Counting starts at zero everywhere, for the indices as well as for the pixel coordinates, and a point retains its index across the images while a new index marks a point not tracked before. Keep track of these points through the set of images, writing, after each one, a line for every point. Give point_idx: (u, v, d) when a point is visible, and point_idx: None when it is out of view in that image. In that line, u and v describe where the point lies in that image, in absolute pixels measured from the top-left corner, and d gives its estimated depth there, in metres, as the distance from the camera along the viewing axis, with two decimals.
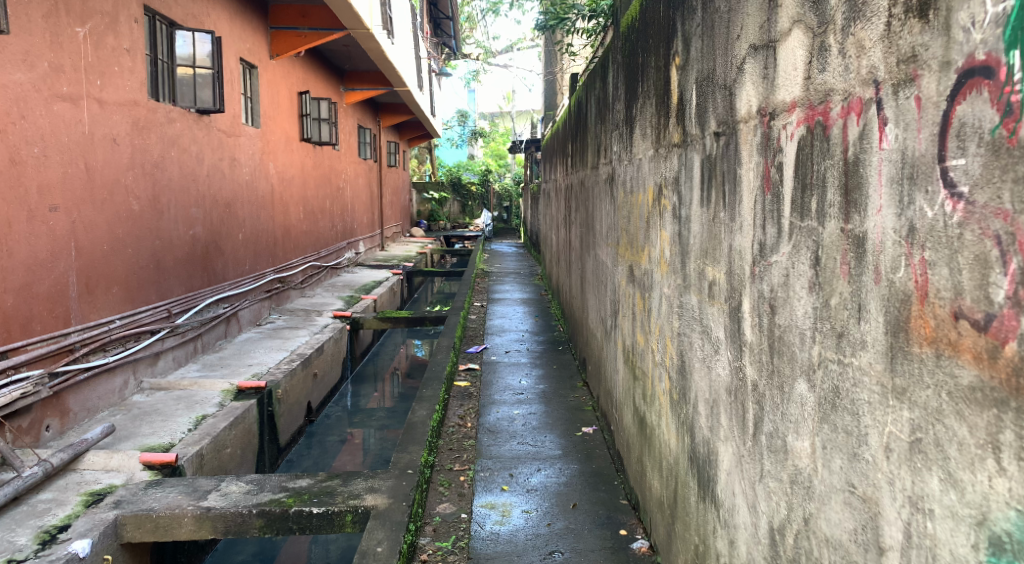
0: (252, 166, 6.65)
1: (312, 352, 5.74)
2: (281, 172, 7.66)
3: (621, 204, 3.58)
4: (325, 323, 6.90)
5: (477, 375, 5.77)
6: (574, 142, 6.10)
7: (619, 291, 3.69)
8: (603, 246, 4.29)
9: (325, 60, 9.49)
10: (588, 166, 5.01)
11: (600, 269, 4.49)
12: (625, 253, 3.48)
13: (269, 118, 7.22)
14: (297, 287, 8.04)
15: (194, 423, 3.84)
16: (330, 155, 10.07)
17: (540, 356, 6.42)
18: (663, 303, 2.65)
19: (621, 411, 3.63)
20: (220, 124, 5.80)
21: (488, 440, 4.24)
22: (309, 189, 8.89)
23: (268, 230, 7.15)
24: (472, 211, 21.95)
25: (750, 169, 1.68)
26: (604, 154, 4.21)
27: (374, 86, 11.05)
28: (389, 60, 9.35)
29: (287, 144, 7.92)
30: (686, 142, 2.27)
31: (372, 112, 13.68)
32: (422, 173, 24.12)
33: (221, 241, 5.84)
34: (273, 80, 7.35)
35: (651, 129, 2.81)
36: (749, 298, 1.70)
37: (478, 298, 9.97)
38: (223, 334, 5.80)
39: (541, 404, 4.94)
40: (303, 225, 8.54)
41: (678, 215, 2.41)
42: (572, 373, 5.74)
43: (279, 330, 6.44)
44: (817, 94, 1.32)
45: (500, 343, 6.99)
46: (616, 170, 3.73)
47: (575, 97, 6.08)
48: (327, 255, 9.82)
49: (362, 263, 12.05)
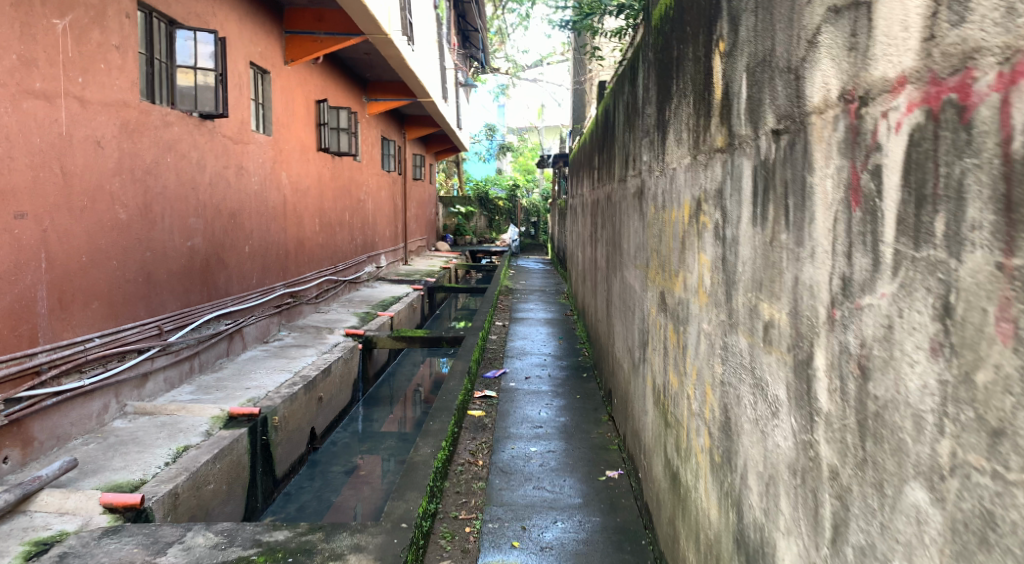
0: (262, 176, 6.38)
1: (318, 374, 5.36)
2: (295, 183, 7.38)
3: (652, 217, 3.14)
4: (336, 342, 6.54)
5: (493, 404, 5.33)
6: (601, 152, 5.69)
7: (648, 319, 3.25)
8: (632, 264, 3.85)
9: (345, 69, 9.25)
10: (616, 177, 4.59)
11: (628, 291, 4.04)
12: (655, 278, 3.04)
13: (282, 126, 6.96)
14: (309, 303, 7.72)
15: (173, 455, 3.46)
16: (350, 166, 9.81)
17: (562, 384, 5.97)
18: (701, 342, 2.20)
19: (651, 459, 3.17)
20: (226, 132, 5.53)
21: (500, 483, 3.80)
22: (326, 201, 8.61)
23: (279, 243, 6.85)
24: (500, 227, 21.62)
25: (828, 177, 1.23)
26: (633, 163, 3.78)
27: (397, 97, 10.83)
28: (410, 69, 9.09)
29: (303, 154, 7.66)
30: (733, 145, 1.84)
31: (397, 125, 13.47)
32: (450, 188, 23.91)
33: (224, 254, 5.55)
34: (287, 87, 7.10)
35: (687, 131, 2.39)
36: (826, 352, 1.25)
37: (501, 318, 9.55)
38: (224, 352, 5.49)
39: (561, 441, 4.47)
40: (318, 239, 8.26)
41: (722, 235, 1.97)
42: (596, 405, 5.27)
43: (286, 349, 6.10)
44: (945, 61, 0.87)
45: (521, 368, 6.55)
46: (646, 180, 3.30)
47: (602, 102, 5.68)
48: (345, 270, 9.52)
49: (382, 277, 11.75)
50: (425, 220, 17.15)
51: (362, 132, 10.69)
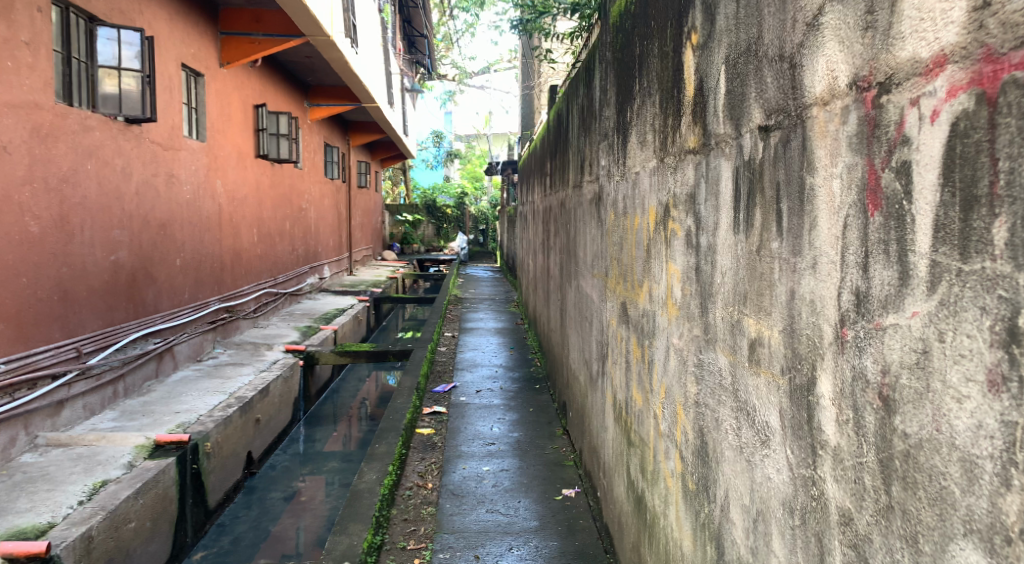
0: (195, 184, 5.99)
1: (255, 394, 5.02)
2: (231, 191, 6.99)
3: (611, 229, 2.99)
4: (275, 358, 6.19)
5: (442, 421, 5.09)
6: (553, 160, 5.55)
7: (608, 332, 3.09)
8: (587, 277, 3.70)
9: (285, 72, 8.89)
10: (570, 184, 4.44)
11: (583, 304, 3.89)
12: (616, 290, 2.89)
13: (218, 131, 6.58)
14: (246, 317, 7.32)
15: (89, 493, 3.08)
16: (290, 173, 9.42)
17: (514, 397, 5.78)
18: (671, 360, 2.04)
19: (610, 479, 2.99)
20: (154, 137, 5.14)
21: (451, 508, 3.57)
22: (265, 209, 8.21)
23: (214, 254, 6.45)
24: (447, 234, 21.31)
25: (835, 178, 1.07)
26: (589, 171, 3.64)
27: (341, 102, 10.50)
28: (354, 73, 8.79)
29: (240, 161, 7.27)
30: (710, 147, 1.69)
31: (341, 130, 13.09)
32: (396, 195, 23.50)
33: (153, 267, 5.15)
34: (223, 91, 6.72)
35: (653, 135, 2.24)
36: (832, 378, 1.09)
37: (449, 328, 9.31)
38: (152, 373, 5.08)
39: (515, 458, 4.27)
40: (257, 249, 7.86)
41: (695, 243, 1.81)
42: (550, 418, 5.09)
43: (220, 368, 5.71)
44: (1008, 32, 0.73)
45: (471, 381, 6.32)
46: (604, 189, 3.15)
47: (554, 109, 5.55)
48: (286, 281, 9.11)
49: (326, 288, 11.33)
50: (371, 227, 16.74)
51: (304, 137, 10.31)
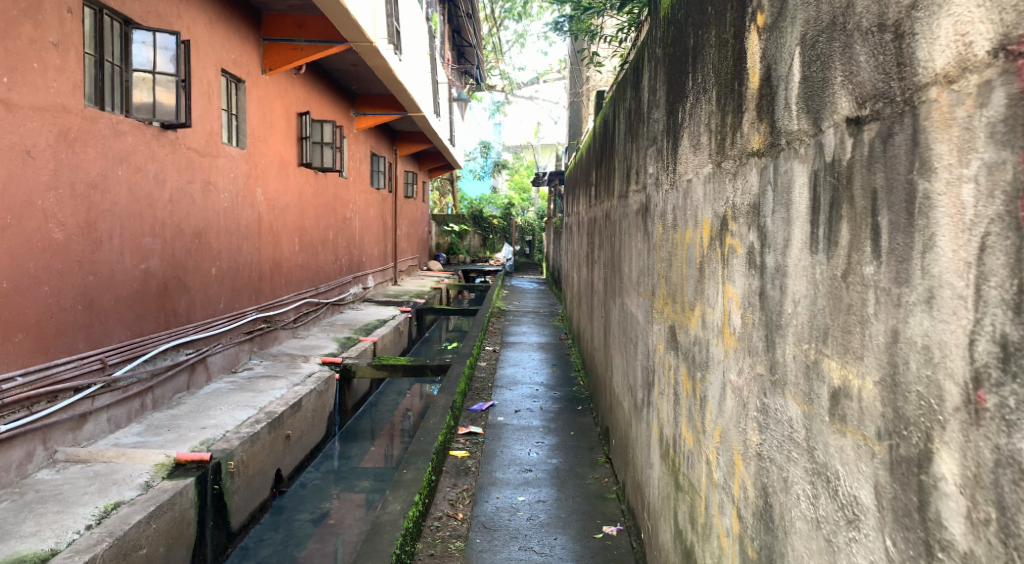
0: (233, 192, 5.94)
1: (285, 410, 4.89)
2: (272, 199, 6.94)
3: (658, 243, 2.70)
4: (310, 371, 6.07)
5: (478, 443, 4.84)
6: (598, 169, 5.28)
7: (654, 357, 2.79)
8: (632, 294, 3.41)
9: (331, 81, 8.88)
10: (615, 194, 4.16)
11: (628, 324, 3.59)
12: (664, 312, 2.60)
13: (259, 139, 6.54)
14: (285, 327, 7.25)
15: (99, 516, 2.96)
16: (334, 182, 9.39)
17: (555, 418, 5.49)
18: (726, 400, 1.74)
19: (656, 523, 2.69)
20: (191, 144, 5.10)
21: (481, 544, 3.30)
22: (307, 218, 8.17)
23: (252, 263, 6.39)
24: (494, 245, 21.14)
25: (968, 185, 0.78)
26: (635, 180, 3.36)
27: (386, 111, 10.46)
28: (399, 81, 8.71)
29: (282, 169, 7.23)
30: (779, 148, 1.40)
31: (388, 140, 13.10)
32: (443, 205, 23.48)
33: (187, 276, 5.09)
34: (264, 99, 6.69)
35: (707, 137, 1.96)
36: (960, 460, 0.78)
37: (492, 341, 9.08)
38: (184, 384, 5.00)
39: (553, 489, 3.98)
40: (298, 259, 7.81)
41: (759, 262, 1.52)
42: (591, 444, 4.79)
43: (254, 380, 5.61)
44: None
45: (511, 400, 6.06)
46: (651, 199, 2.87)
47: (600, 115, 5.29)
48: (328, 292, 9.05)
49: (369, 298, 11.27)
50: (417, 237, 16.70)
51: (349, 147, 10.30)
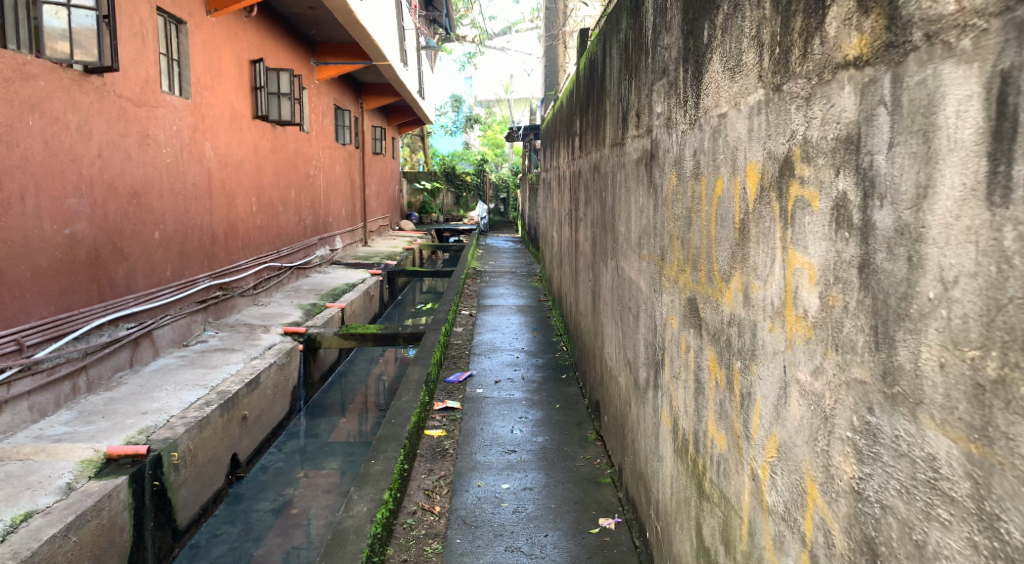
0: (177, 147, 5.31)
1: (241, 388, 4.40)
2: (223, 155, 6.31)
3: (671, 196, 2.23)
4: (270, 343, 5.55)
5: (456, 420, 4.40)
6: (583, 116, 4.77)
7: (664, 331, 2.35)
8: (631, 256, 2.96)
9: (287, 25, 8.16)
10: (607, 142, 3.68)
11: (625, 290, 3.14)
12: (679, 281, 2.15)
13: (205, 87, 5.87)
14: (244, 294, 6.70)
15: (3, 531, 2.47)
16: (295, 137, 8.72)
17: (538, 389, 5.08)
18: (791, 405, 1.31)
19: (668, 526, 2.29)
20: (123, 92, 4.45)
21: (462, 544, 2.89)
22: (265, 176, 7.54)
23: (203, 226, 5.80)
24: (467, 203, 20.50)
25: None
26: (635, 123, 2.88)
27: (350, 59, 9.74)
28: (362, 25, 7.99)
29: (234, 121, 6.58)
30: (906, 51, 0.93)
31: (353, 92, 12.35)
32: (414, 162, 22.68)
33: (124, 241, 4.50)
34: (211, 43, 5.99)
35: (753, 57, 1.49)
36: None
37: (467, 304, 8.62)
38: (126, 363, 4.47)
39: (540, 474, 3.58)
40: (256, 219, 7.21)
41: (858, 222, 1.06)
42: (580, 418, 4.39)
43: (207, 354, 5.10)
44: None
45: (489, 369, 5.62)
46: (660, 144, 2.39)
47: (585, 57, 4.77)
48: (291, 255, 8.48)
49: (337, 260, 10.68)
50: (387, 195, 16.02)
51: (311, 98, 9.59)
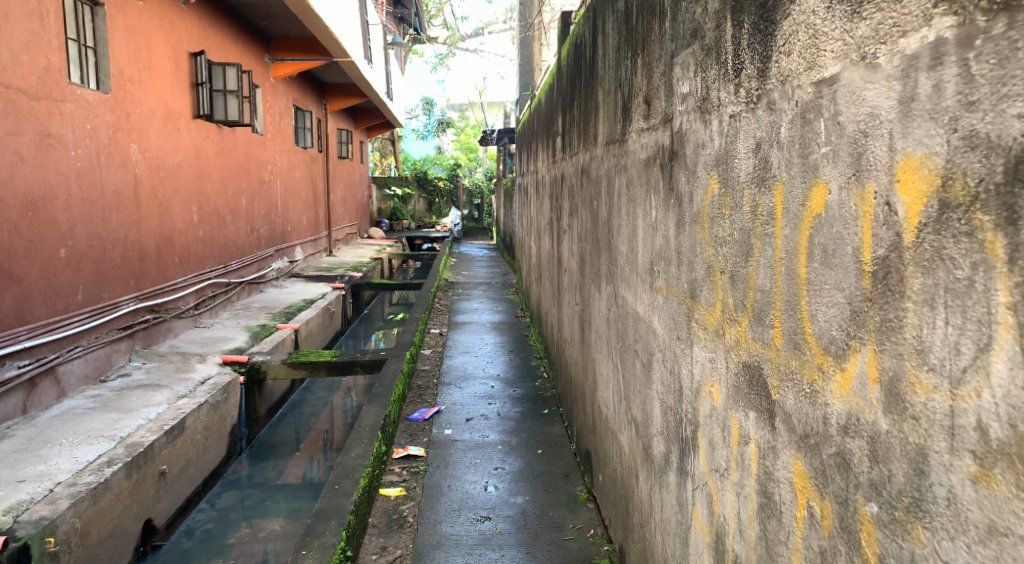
0: (92, 150, 4.51)
1: (159, 438, 3.64)
2: (155, 158, 5.52)
3: (709, 213, 1.56)
4: (206, 375, 4.78)
5: (420, 475, 3.68)
6: (566, 113, 4.13)
7: (698, 402, 1.67)
8: (639, 287, 2.28)
9: (235, 15, 7.40)
10: (598, 142, 3.03)
11: (628, 327, 2.46)
12: (727, 336, 1.47)
13: (130, 80, 5.08)
14: (181, 316, 5.91)
15: None
16: (247, 139, 7.94)
17: (516, 429, 4.38)
18: None
19: None
20: (12, 81, 3.67)
21: None
22: (209, 181, 6.76)
23: (126, 240, 5.01)
24: (439, 209, 19.76)
25: None
26: (643, 112, 2.20)
27: (308, 55, 9.00)
28: (318, 15, 7.24)
29: (169, 120, 5.80)
30: None
31: (315, 92, 11.58)
32: (385, 167, 21.91)
33: (14, 263, 3.70)
34: (137, 30, 5.19)
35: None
36: None
37: (438, 321, 7.89)
38: (19, 407, 3.65)
39: (521, 553, 2.89)
40: (197, 231, 6.42)
41: None
42: (566, 470, 3.70)
43: (126, 391, 4.30)
44: None
45: (460, 403, 4.91)
46: (686, 140, 1.73)
47: (567, 45, 4.13)
48: (242, 269, 7.69)
49: (297, 272, 9.89)
50: (355, 202, 15.23)
51: (266, 97, 8.82)
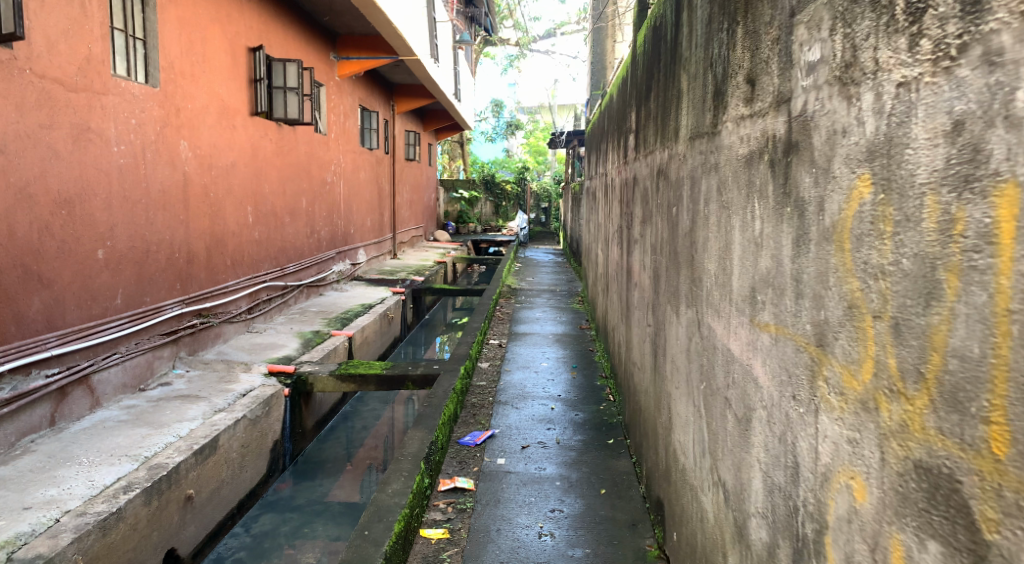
0: (137, 146, 4.34)
1: (187, 458, 3.38)
2: (208, 156, 5.36)
3: (856, 232, 1.08)
4: (249, 386, 4.55)
5: (466, 513, 3.29)
6: (641, 106, 3.65)
7: (826, 495, 1.20)
8: (734, 319, 1.80)
9: (298, 12, 7.26)
10: (679, 138, 2.57)
11: (717, 367, 1.99)
12: (882, 415, 0.99)
13: (181, 74, 4.92)
14: (233, 320, 5.74)
15: None
16: (308, 139, 7.79)
17: (577, 461, 3.93)
18: None
19: None
20: (47, 72, 3.50)
21: None
22: (267, 181, 6.60)
23: (173, 241, 4.84)
24: (507, 213, 19.46)
25: None
26: (744, 96, 1.73)
27: (373, 54, 8.82)
28: (382, 12, 6.99)
29: (223, 117, 5.64)
30: None
31: (382, 93, 11.45)
32: (453, 170, 21.83)
33: (44, 264, 3.52)
34: (190, 23, 5.04)
35: None
36: None
37: (498, 331, 7.51)
38: (45, 420, 3.48)
39: None
40: (252, 233, 6.25)
41: None
42: (633, 518, 3.24)
43: (164, 403, 4.09)
44: None
45: (517, 426, 4.48)
46: (814, 129, 1.25)
47: (643, 32, 3.66)
48: (301, 272, 7.52)
49: (359, 276, 9.74)
50: (422, 204, 15.12)
51: (331, 96, 8.68)
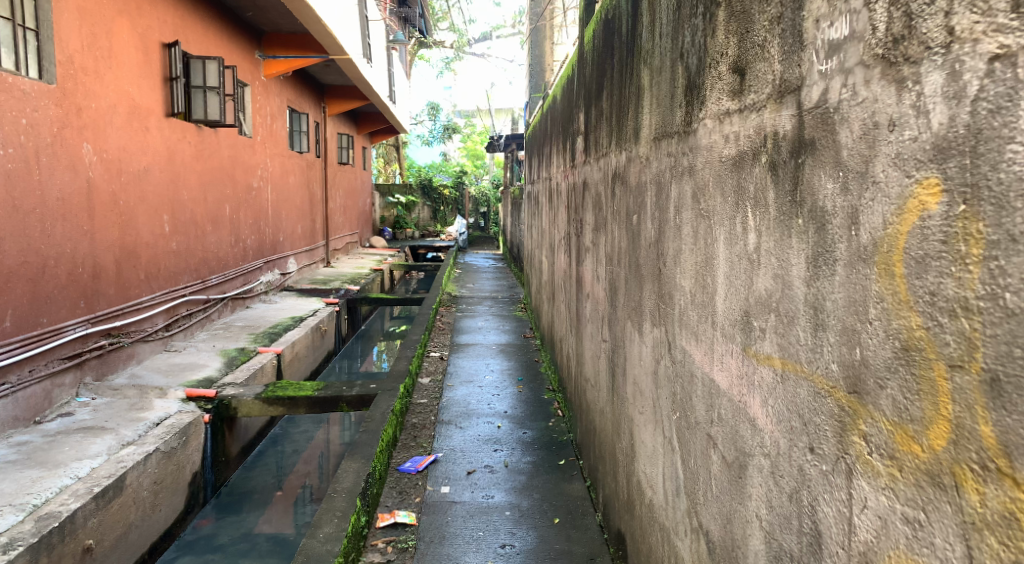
0: (28, 150, 3.83)
1: (87, 503, 2.93)
2: (116, 160, 4.84)
3: (918, 256, 0.84)
4: (165, 413, 4.08)
5: (410, 553, 2.97)
6: (592, 106, 3.42)
7: None
8: (719, 346, 1.55)
9: (218, 5, 6.75)
10: (641, 139, 2.33)
11: (695, 397, 1.75)
12: (969, 498, 0.76)
13: (83, 69, 4.40)
14: (147, 339, 5.22)
15: None
16: (232, 141, 7.27)
17: (528, 486, 3.66)
18: None
19: None
20: None
21: None
22: (186, 187, 6.08)
23: (76, 254, 4.33)
24: (445, 217, 19.09)
25: None
26: (730, 90, 1.49)
27: (302, 52, 8.35)
28: (311, 8, 6.55)
29: (134, 117, 5.13)
30: None
31: (313, 94, 10.94)
32: (389, 174, 21.31)
33: None
34: (93, 12, 4.53)
35: None
36: None
37: (439, 342, 7.17)
38: None
39: None
40: (170, 243, 5.74)
41: None
42: (592, 551, 2.99)
43: (63, 437, 3.60)
44: None
45: (463, 449, 4.18)
46: (843, 127, 1.02)
47: (593, 27, 3.43)
48: (226, 284, 7.00)
49: (290, 286, 9.22)
50: (357, 210, 14.61)
51: (257, 97, 8.17)
